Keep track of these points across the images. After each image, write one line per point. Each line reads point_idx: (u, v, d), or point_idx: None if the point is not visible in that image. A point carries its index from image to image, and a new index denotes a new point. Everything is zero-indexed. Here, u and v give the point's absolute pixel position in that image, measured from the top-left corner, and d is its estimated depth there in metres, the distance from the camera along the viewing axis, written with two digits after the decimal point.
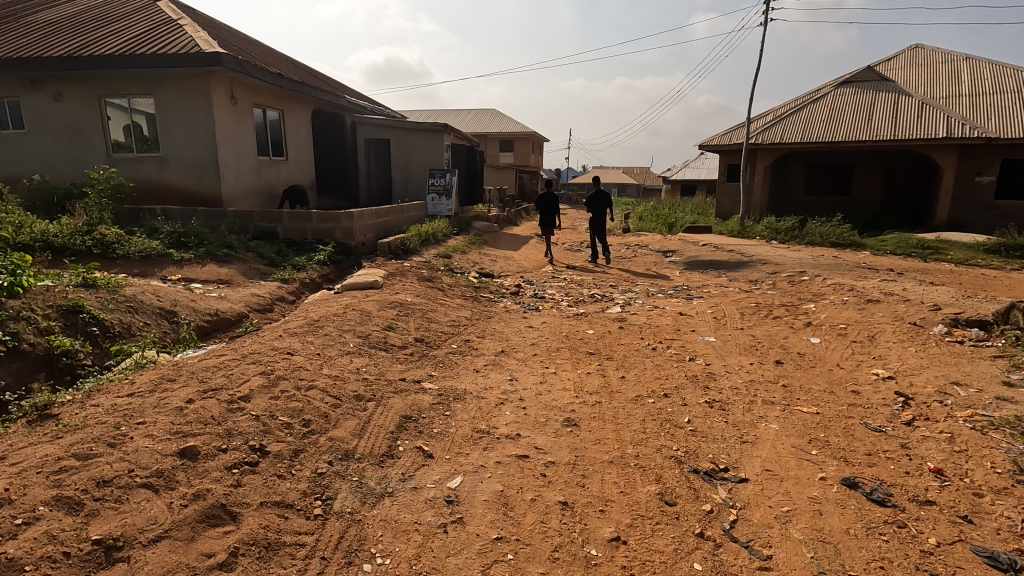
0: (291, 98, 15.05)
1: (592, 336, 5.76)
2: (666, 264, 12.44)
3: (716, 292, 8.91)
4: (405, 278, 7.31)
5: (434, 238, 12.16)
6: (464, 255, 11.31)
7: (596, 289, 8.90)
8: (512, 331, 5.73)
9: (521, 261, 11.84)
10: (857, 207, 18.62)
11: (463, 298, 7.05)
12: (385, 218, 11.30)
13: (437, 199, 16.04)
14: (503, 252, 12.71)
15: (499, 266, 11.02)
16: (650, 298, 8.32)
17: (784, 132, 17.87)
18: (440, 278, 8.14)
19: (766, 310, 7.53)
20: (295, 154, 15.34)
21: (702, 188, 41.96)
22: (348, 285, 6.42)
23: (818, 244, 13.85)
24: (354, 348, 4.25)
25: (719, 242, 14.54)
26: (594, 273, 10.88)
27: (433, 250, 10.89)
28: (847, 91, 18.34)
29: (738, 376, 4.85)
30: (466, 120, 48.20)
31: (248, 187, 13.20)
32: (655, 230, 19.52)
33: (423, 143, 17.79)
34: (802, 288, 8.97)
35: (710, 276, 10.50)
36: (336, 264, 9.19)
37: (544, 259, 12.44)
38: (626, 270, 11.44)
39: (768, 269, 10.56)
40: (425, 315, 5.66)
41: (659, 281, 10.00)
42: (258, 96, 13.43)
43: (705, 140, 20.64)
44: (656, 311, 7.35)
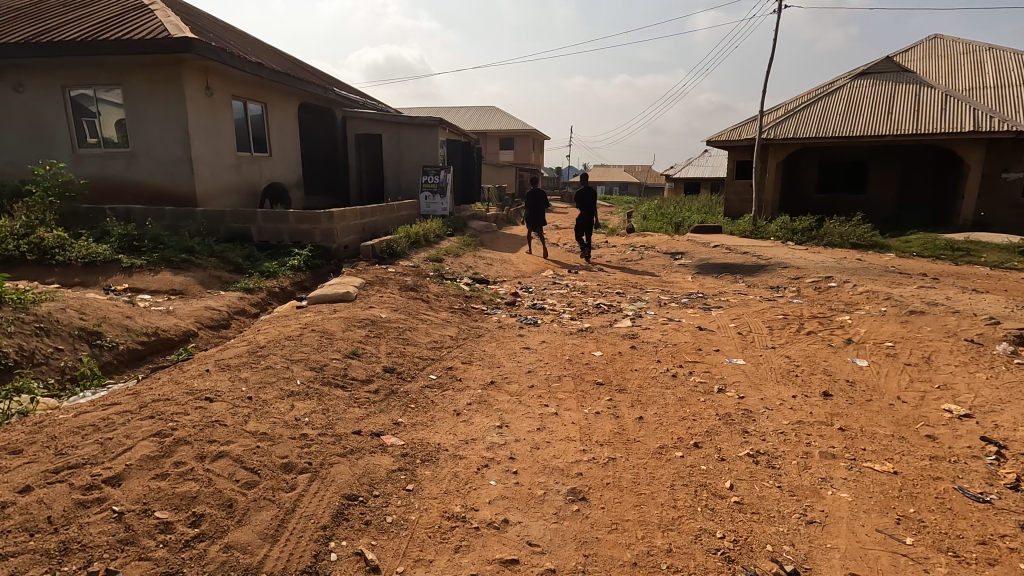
0: (275, 90, 14.14)
1: (600, 360, 4.86)
2: (675, 267, 11.54)
3: (736, 300, 7.99)
4: (384, 288, 6.40)
5: (425, 240, 11.24)
6: (457, 259, 10.40)
7: (602, 298, 8.00)
8: (505, 353, 4.83)
9: (519, 265, 10.94)
10: (874, 205, 17.70)
11: (450, 310, 6.15)
12: (371, 219, 10.41)
13: (431, 197, 15.14)
14: (500, 255, 11.80)
15: (495, 271, 10.12)
16: (663, 308, 7.42)
17: (797, 127, 16.94)
18: (427, 286, 7.24)
19: (796, 323, 6.62)
20: (280, 150, 14.43)
21: (706, 186, 41.00)
22: (315, 298, 5.53)
23: (837, 246, 12.93)
24: (299, 388, 3.34)
25: (731, 242, 13.62)
26: (599, 279, 9.97)
27: (422, 254, 9.99)
28: (865, 83, 17.38)
29: (780, 415, 3.94)
30: (466, 117, 47.24)
31: (227, 185, 12.31)
32: (660, 229, 18.60)
33: (418, 139, 16.86)
34: (831, 296, 8.07)
35: (726, 282, 9.60)
36: (312, 270, 8.31)
37: (544, 262, 11.56)
38: (633, 275, 10.52)
39: (789, 275, 9.64)
40: (402, 335, 4.77)
41: (670, 288, 9.10)
42: (238, 87, 12.52)
43: (714, 136, 19.71)
44: (671, 324, 6.45)
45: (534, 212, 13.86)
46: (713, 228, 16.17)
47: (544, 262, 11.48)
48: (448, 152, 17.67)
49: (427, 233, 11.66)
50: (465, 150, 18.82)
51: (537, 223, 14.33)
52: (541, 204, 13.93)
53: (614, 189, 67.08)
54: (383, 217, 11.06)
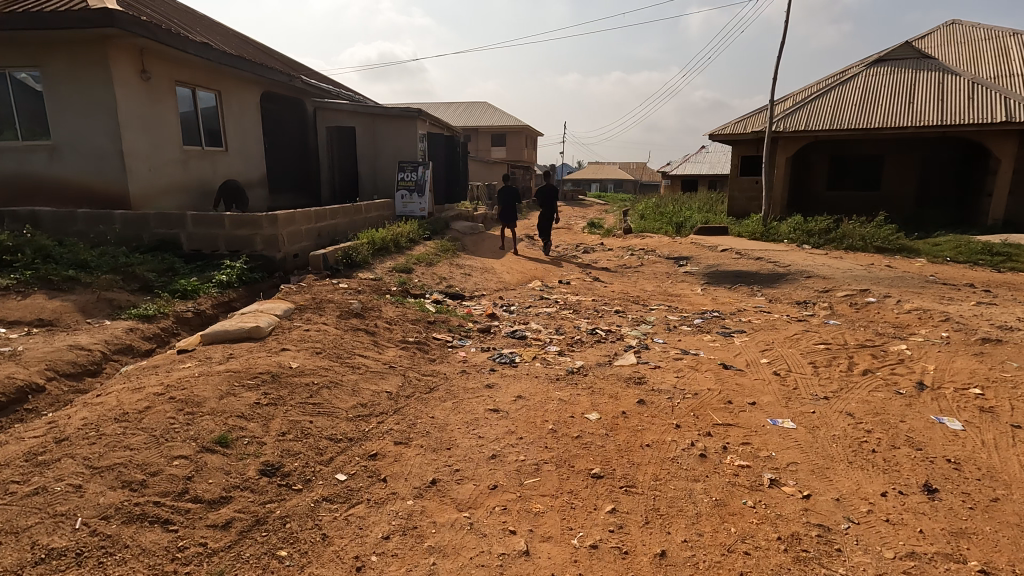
0: (231, 76, 12.63)
1: (597, 430, 3.45)
2: (681, 275, 10.17)
3: (761, 321, 6.64)
4: (320, 315, 4.99)
5: (393, 245, 9.76)
6: (430, 269, 8.97)
7: (597, 319, 6.62)
8: (463, 422, 3.41)
9: (502, 276, 9.54)
10: (889, 203, 16.43)
11: (402, 347, 4.72)
12: (328, 224, 8.94)
13: (408, 196, 13.69)
14: (482, 263, 10.41)
15: (472, 283, 8.72)
16: (674, 334, 6.04)
17: (809, 117, 15.59)
18: (380, 308, 5.83)
19: (844, 355, 5.26)
20: (238, 144, 12.93)
21: (704, 183, 39.75)
22: (212, 336, 4.09)
23: (860, 250, 11.59)
24: (69, 544, 1.93)
25: (741, 246, 12.27)
26: (594, 291, 8.59)
27: (387, 264, 8.57)
28: (882, 71, 16.02)
29: (876, 541, 2.53)
30: (456, 112, 45.72)
31: (171, 184, 10.81)
32: (660, 230, 17.23)
33: (394, 132, 15.34)
34: (874, 316, 6.73)
35: (742, 296, 8.23)
36: (247, 287, 6.86)
37: (532, 271, 10.17)
38: (634, 286, 9.14)
39: (816, 286, 8.30)
40: (315, 397, 3.34)
41: (678, 303, 7.73)
42: (182, 71, 11.02)
43: (716, 130, 18.37)
44: (688, 360, 5.05)
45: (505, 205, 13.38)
46: (718, 229, 14.83)
47: (531, 271, 10.10)
48: (429, 146, 16.16)
49: (397, 237, 10.19)
50: (449, 145, 17.33)
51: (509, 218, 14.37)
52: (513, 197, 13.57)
53: (609, 188, 65.76)
54: (345, 219, 9.58)
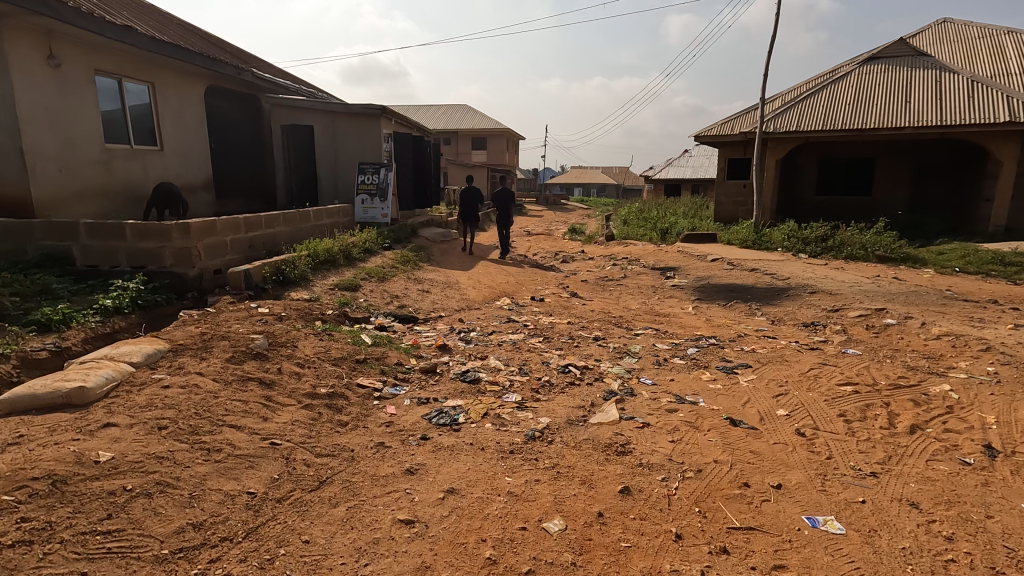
0: (168, 67, 11.30)
1: (559, 557, 2.28)
2: (668, 289, 9.08)
3: (767, 351, 5.56)
4: (204, 360, 3.77)
5: (341, 257, 8.53)
6: (382, 285, 7.76)
7: (571, 350, 5.47)
8: (351, 551, 2.21)
9: (466, 292, 8.35)
10: (881, 209, 15.64)
11: (305, 406, 3.51)
12: (258, 235, 7.68)
13: (369, 201, 12.47)
14: (446, 277, 9.23)
15: (430, 302, 7.51)
16: (665, 372, 4.91)
17: (800, 117, 14.73)
18: (296, 344, 4.59)
19: (880, 403, 4.18)
20: (176, 143, 11.60)
21: (687, 188, 39.08)
22: (15, 404, 2.86)
23: (861, 260, 10.66)
24: None
25: (733, 255, 11.27)
26: (571, 311, 7.45)
27: (329, 280, 7.38)
28: (875, 71, 15.24)
29: None
30: (436, 115, 44.46)
31: (89, 187, 9.45)
32: (645, 237, 16.23)
33: (356, 130, 14.07)
34: (897, 344, 5.69)
35: (740, 316, 7.15)
36: (142, 313, 5.58)
37: (501, 286, 9.02)
38: (617, 303, 8.04)
39: (823, 304, 7.25)
40: (110, 523, 2.11)
41: (667, 326, 6.62)
42: (102, 58, 9.66)
43: (702, 131, 17.47)
44: (684, 414, 3.92)
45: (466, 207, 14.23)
46: (706, 235, 13.86)
47: (501, 287, 8.94)
48: (395, 147, 14.93)
49: (347, 248, 8.93)
50: (418, 146, 16.14)
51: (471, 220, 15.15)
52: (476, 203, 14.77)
53: (592, 193, 65.03)
54: (282, 229, 8.33)
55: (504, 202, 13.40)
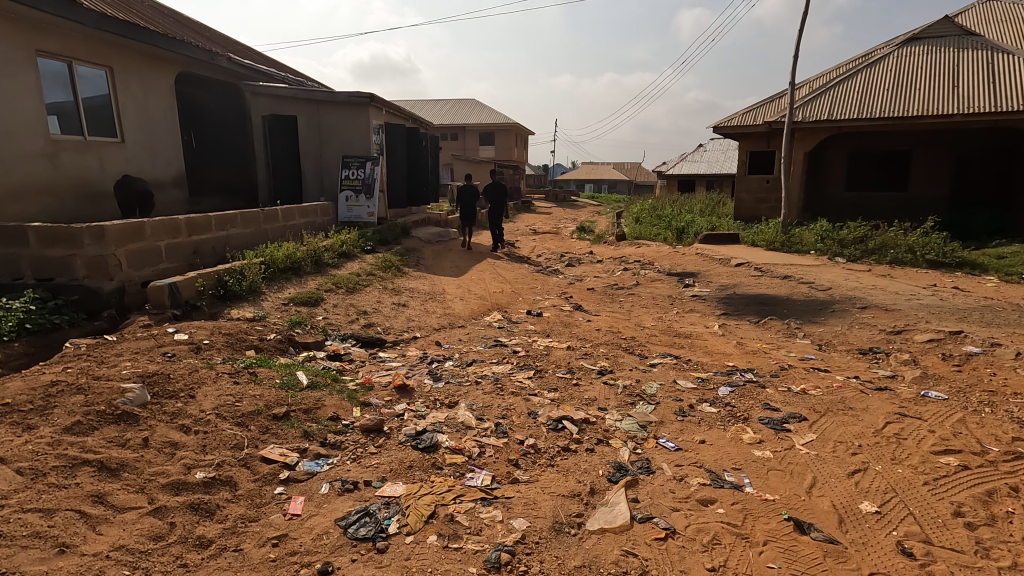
0: (130, 51, 10.22)
1: None
2: (687, 301, 7.83)
3: (823, 394, 4.30)
4: (31, 435, 2.62)
5: (307, 264, 7.39)
6: (350, 298, 6.60)
7: (568, 390, 4.25)
8: None
9: (451, 305, 7.16)
10: (917, 206, 14.19)
11: (154, 511, 2.33)
12: (202, 239, 6.56)
13: (354, 197, 11.31)
14: (431, 286, 8.06)
15: (405, 319, 6.33)
16: (693, 428, 3.69)
17: (832, 105, 13.33)
18: (194, 394, 3.41)
19: (1008, 492, 2.91)
20: (141, 134, 10.54)
21: (701, 184, 37.60)
22: None
23: (908, 265, 9.32)
24: None
25: (760, 258, 9.98)
26: (573, 330, 6.24)
27: (285, 293, 6.24)
28: (915, 53, 13.84)
29: None
30: (442, 110, 43.26)
31: (30, 183, 8.38)
32: (659, 237, 14.94)
33: (343, 121, 12.93)
34: (991, 384, 4.41)
35: (778, 339, 5.89)
36: (31, 339, 4.45)
37: (494, 298, 7.82)
38: (628, 319, 6.80)
39: (881, 324, 5.95)
40: None
41: (689, 355, 5.38)
42: (46, 38, 8.56)
43: (722, 122, 16.12)
44: (726, 511, 2.68)
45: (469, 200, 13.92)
46: (727, 235, 12.56)
47: (494, 298, 7.74)
48: (386, 139, 13.80)
49: (316, 253, 7.79)
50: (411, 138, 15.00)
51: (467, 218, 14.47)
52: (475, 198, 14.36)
53: (603, 190, 63.56)
54: (236, 231, 7.22)
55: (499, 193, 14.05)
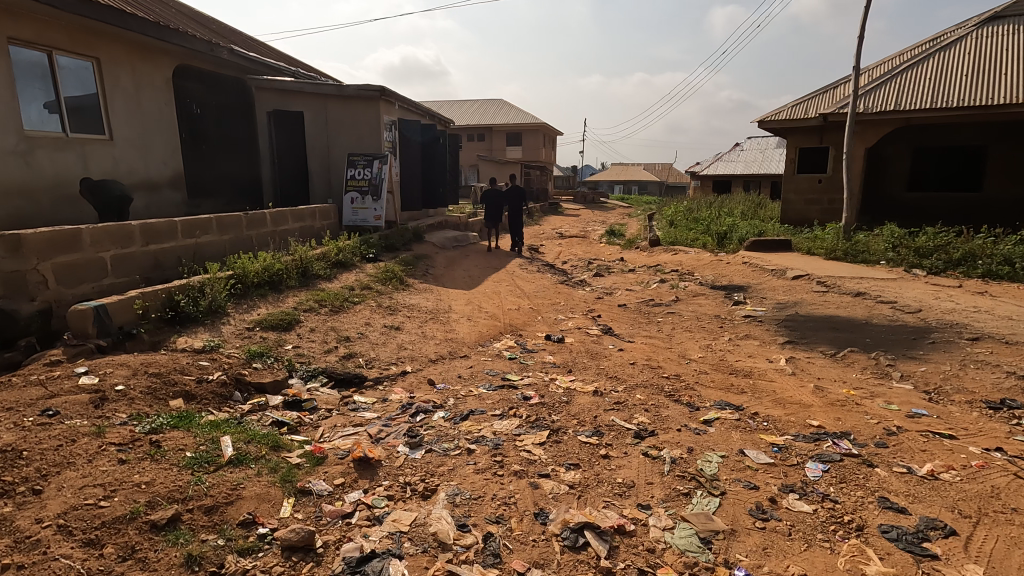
0: (120, 40, 9.44)
1: None
2: (739, 324, 6.52)
3: (965, 481, 2.98)
4: None
5: (290, 276, 6.38)
6: (333, 320, 5.53)
7: (594, 469, 3.06)
8: None
9: (455, 326, 6.01)
10: (991, 209, 12.44)
11: None
12: (164, 247, 5.62)
13: (359, 199, 10.31)
14: (435, 302, 6.93)
15: (395, 347, 5.21)
16: (783, 548, 2.44)
17: (900, 93, 11.75)
18: (40, 492, 2.34)
19: None
20: (132, 131, 9.77)
21: (737, 185, 35.75)
22: None
23: (1006, 279, 7.79)
24: None
25: (821, 270, 8.57)
26: (601, 364, 5.02)
27: (253, 315, 5.21)
28: (997, 34, 12.14)
29: None
30: (469, 110, 42.35)
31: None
32: (698, 243, 13.56)
33: (352, 117, 11.99)
34: None
35: (868, 382, 4.55)
36: None
37: (506, 318, 6.64)
38: (671, 349, 5.55)
39: (1006, 364, 4.56)
40: None
41: (754, 406, 4.13)
42: (18, 25, 7.77)
43: (769, 116, 14.62)
44: None
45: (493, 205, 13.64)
46: (778, 241, 11.12)
47: (508, 319, 6.57)
48: (399, 137, 12.85)
49: (303, 264, 6.77)
50: (426, 135, 14.03)
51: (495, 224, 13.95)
52: (499, 203, 13.92)
53: (633, 191, 61.81)
54: (209, 237, 6.27)
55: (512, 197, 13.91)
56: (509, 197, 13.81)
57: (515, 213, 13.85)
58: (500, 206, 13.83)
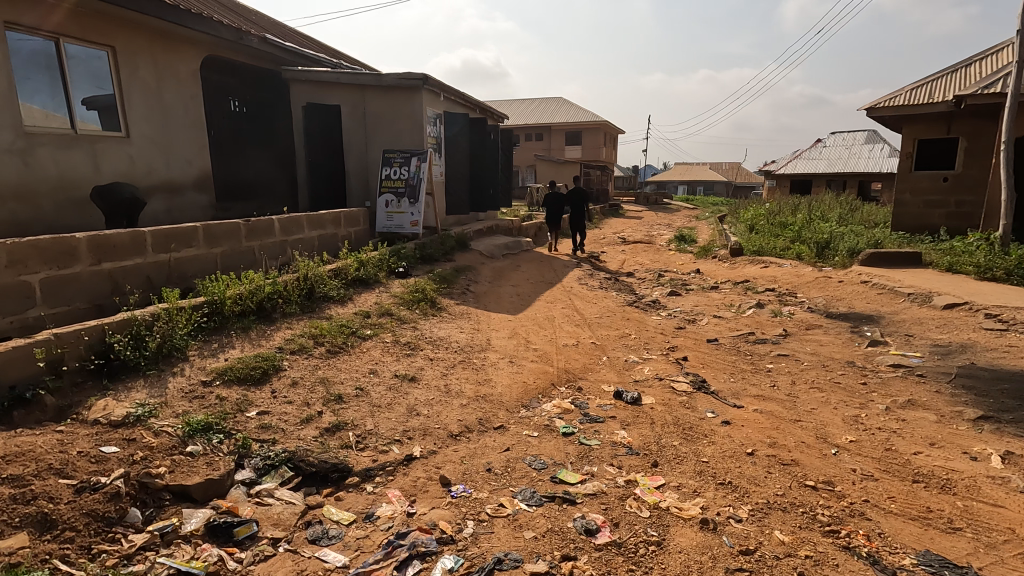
0: (137, 28, 8.53)
1: None
2: (891, 380, 4.63)
3: None
4: None
5: (286, 302, 5.07)
6: (327, 366, 4.13)
7: None
8: None
9: (492, 374, 4.49)
10: None
11: None
12: (124, 264, 4.42)
13: (394, 202, 9.03)
14: (471, 336, 5.44)
15: (404, 410, 3.73)
16: None
17: None
18: None
19: None
20: (153, 127, 8.89)
21: (820, 185, 32.45)
22: None
23: None
24: None
25: (983, 296, 6.45)
26: (703, 453, 3.34)
27: (219, 361, 3.89)
28: None
29: None
30: (527, 109, 40.92)
31: None
32: (793, 253, 11.43)
33: (391, 110, 10.76)
34: None
35: None
36: None
37: (561, 360, 5.05)
38: (803, 425, 3.78)
39: None
40: None
41: (993, 574, 2.35)
42: (15, 9, 6.90)
43: (882, 101, 12.22)
44: None
45: (555, 209, 12.24)
46: (904, 254, 8.93)
47: (564, 364, 4.96)
48: (443, 132, 11.53)
49: (307, 285, 5.45)
50: (475, 130, 12.68)
51: (556, 228, 12.54)
52: (561, 205, 12.46)
53: (698, 192, 58.45)
54: (191, 251, 5.08)
55: (576, 202, 12.36)
56: (571, 199, 12.25)
57: (576, 218, 12.31)
58: (561, 209, 12.37)
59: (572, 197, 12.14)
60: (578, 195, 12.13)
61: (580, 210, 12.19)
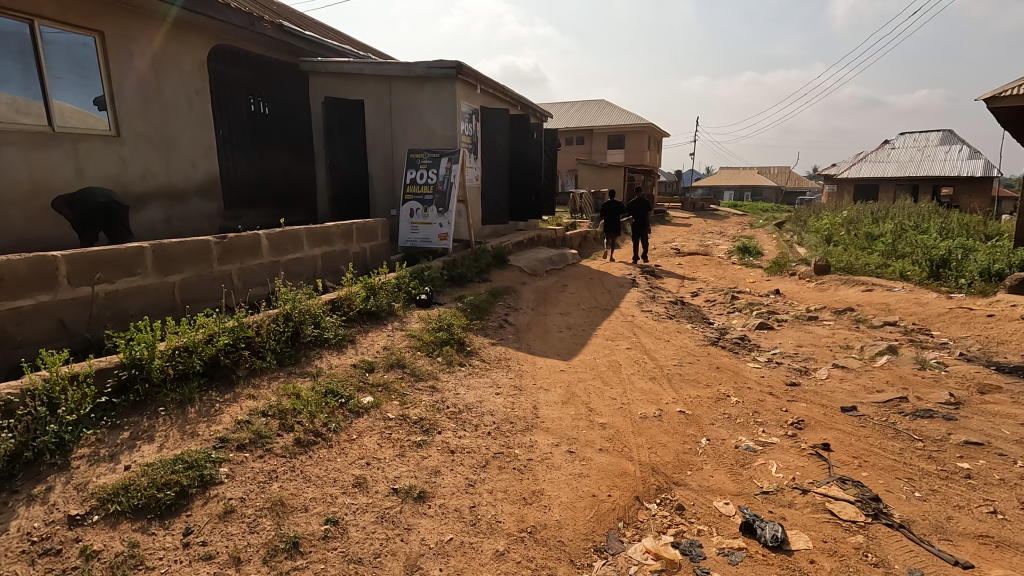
0: (134, 10, 6.96)
1: None
2: None
3: None
4: None
5: (256, 356, 3.63)
6: (287, 470, 2.68)
7: None
8: None
9: (542, 482, 2.92)
10: None
11: None
12: (19, 306, 3.13)
13: (420, 212, 7.62)
14: (512, 402, 3.90)
15: (401, 572, 2.21)
16: None
17: None
18: None
19: None
20: (151, 127, 7.32)
21: (888, 190, 29.70)
22: None
23: None
24: None
25: None
26: None
27: (118, 465, 2.48)
28: None
29: None
30: (567, 112, 39.31)
31: None
32: (898, 273, 9.48)
33: (419, 104, 9.38)
34: None
35: None
36: None
37: (644, 449, 3.44)
38: None
39: None
40: None
41: None
42: None
43: (1005, 89, 10.13)
44: None
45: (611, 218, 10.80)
46: None
47: (648, 455, 3.36)
48: (478, 129, 10.08)
49: (291, 326, 4.03)
50: (515, 128, 11.22)
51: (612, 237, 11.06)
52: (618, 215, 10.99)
53: (747, 197, 55.52)
54: (132, 281, 3.74)
55: (638, 213, 10.79)
56: (632, 208, 10.74)
57: (637, 229, 10.72)
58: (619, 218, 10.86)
59: (632, 207, 10.64)
60: (640, 205, 10.56)
61: (640, 222, 10.68)
